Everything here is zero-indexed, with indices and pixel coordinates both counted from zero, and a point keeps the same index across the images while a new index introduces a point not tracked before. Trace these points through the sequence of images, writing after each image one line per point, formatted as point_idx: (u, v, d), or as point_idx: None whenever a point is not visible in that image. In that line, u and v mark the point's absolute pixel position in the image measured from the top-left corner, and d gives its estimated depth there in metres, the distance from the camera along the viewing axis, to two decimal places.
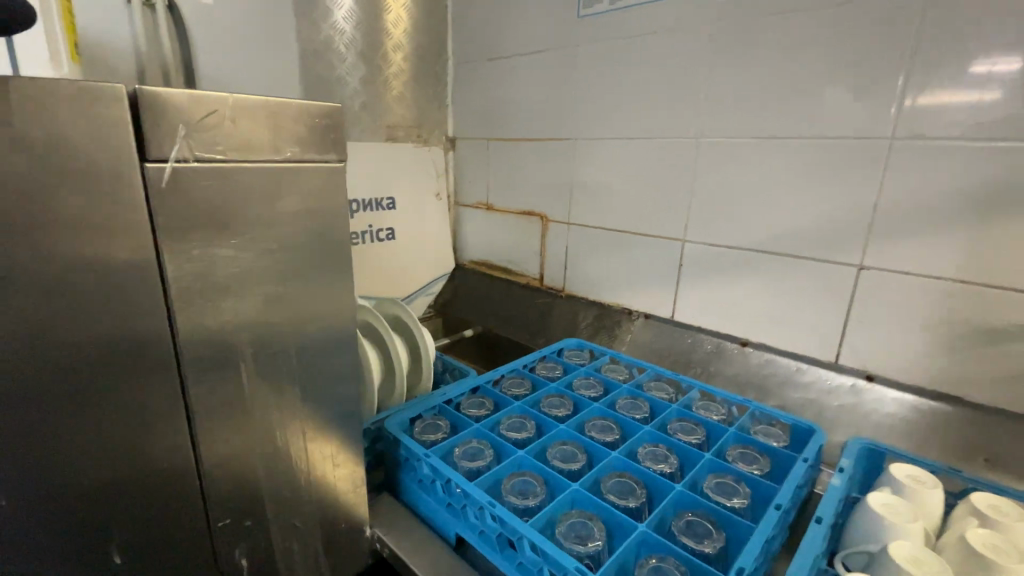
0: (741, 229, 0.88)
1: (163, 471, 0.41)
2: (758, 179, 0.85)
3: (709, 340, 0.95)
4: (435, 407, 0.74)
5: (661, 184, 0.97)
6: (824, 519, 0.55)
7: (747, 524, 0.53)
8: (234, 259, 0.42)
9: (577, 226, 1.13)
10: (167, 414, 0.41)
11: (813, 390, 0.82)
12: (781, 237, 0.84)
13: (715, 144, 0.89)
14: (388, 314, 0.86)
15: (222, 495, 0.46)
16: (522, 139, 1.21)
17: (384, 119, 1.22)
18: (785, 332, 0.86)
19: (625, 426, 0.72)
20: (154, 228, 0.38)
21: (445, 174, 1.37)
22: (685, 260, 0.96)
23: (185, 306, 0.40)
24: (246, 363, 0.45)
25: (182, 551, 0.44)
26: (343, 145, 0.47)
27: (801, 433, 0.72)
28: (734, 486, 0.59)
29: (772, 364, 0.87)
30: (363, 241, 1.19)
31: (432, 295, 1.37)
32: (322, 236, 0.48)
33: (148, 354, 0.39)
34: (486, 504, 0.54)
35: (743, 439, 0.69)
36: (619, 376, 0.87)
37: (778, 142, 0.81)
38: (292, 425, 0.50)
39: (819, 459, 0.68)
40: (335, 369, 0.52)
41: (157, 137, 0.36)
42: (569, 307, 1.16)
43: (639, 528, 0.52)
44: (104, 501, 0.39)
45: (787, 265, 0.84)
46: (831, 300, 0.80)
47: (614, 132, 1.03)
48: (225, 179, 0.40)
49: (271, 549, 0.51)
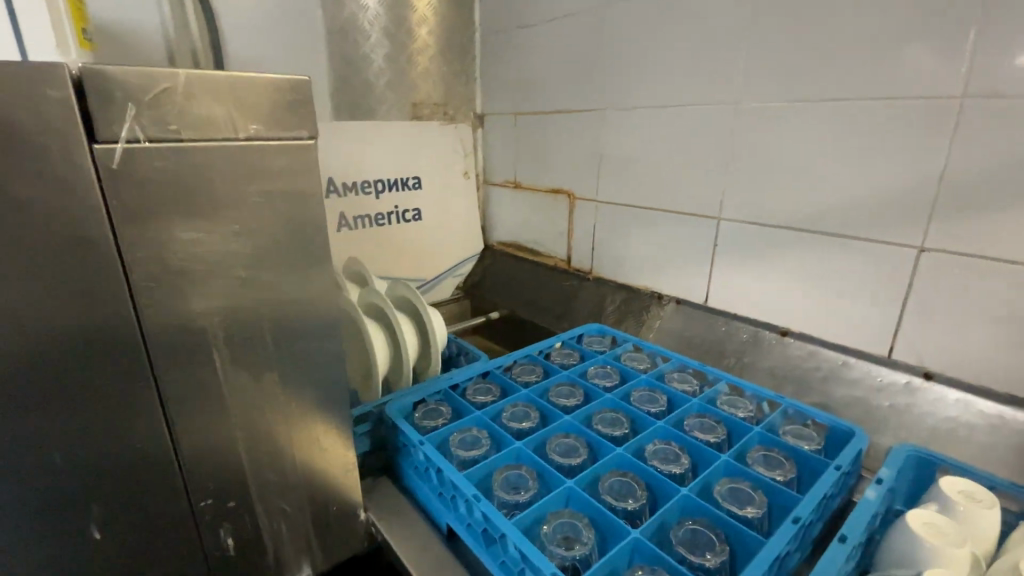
0: (782, 205, 0.79)
1: (138, 453, 0.42)
2: (804, 149, 0.75)
3: (744, 329, 0.87)
4: (439, 391, 0.72)
5: (695, 156, 0.89)
6: (848, 538, 0.48)
7: (756, 537, 0.48)
8: (199, 244, 0.41)
9: (605, 204, 1.07)
10: (138, 398, 0.41)
11: (860, 387, 0.73)
12: (828, 214, 0.74)
13: (756, 110, 0.79)
14: (400, 297, 0.85)
15: (202, 478, 0.46)
16: (550, 113, 1.15)
17: (409, 97, 1.19)
18: (830, 322, 0.77)
19: (637, 421, 0.67)
20: (110, 211, 0.37)
21: (473, 152, 1.33)
22: (720, 240, 0.88)
23: (148, 291, 0.40)
24: (219, 348, 0.45)
25: (164, 529, 0.45)
26: (313, 121, 0.45)
27: (840, 435, 0.64)
28: (749, 494, 0.54)
29: (814, 357, 0.78)
30: (390, 222, 1.18)
31: (461, 277, 1.36)
32: (296, 218, 0.46)
33: (113, 338, 0.39)
34: (472, 497, 0.52)
35: (768, 440, 0.63)
36: (640, 366, 0.81)
37: (829, 105, 0.71)
38: (275, 411, 0.50)
39: (857, 467, 0.61)
40: (319, 354, 0.51)
41: (105, 117, 0.35)
42: (597, 290, 1.10)
43: (632, 533, 0.48)
44: (80, 479, 0.40)
45: (835, 247, 0.74)
46: (886, 286, 0.70)
47: (644, 101, 0.95)
48: (182, 159, 0.39)
49: (258, 530, 0.51)
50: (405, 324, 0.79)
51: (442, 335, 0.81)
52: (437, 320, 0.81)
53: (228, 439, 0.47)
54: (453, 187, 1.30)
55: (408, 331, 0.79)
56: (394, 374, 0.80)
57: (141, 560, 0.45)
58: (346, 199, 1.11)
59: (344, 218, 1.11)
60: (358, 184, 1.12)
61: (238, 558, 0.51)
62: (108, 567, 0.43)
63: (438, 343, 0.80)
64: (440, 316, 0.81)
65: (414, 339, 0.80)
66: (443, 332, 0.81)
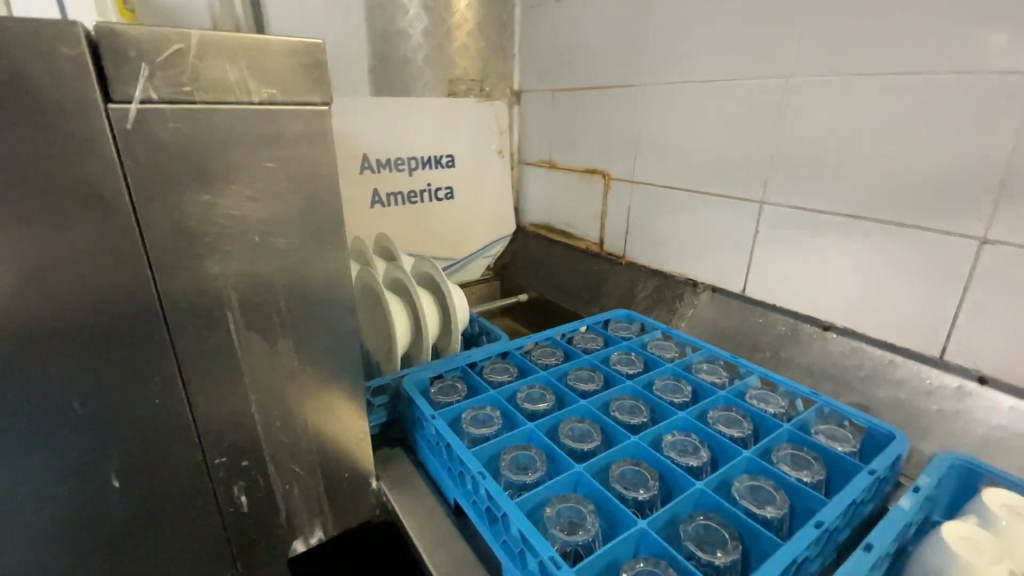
0: (831, 189, 0.73)
1: (155, 406, 0.44)
2: (859, 127, 0.68)
3: (782, 322, 0.82)
4: (457, 368, 0.72)
5: (739, 135, 0.83)
6: (875, 548, 0.45)
7: (773, 538, 0.45)
8: (213, 207, 0.42)
9: (641, 185, 1.03)
10: (155, 354, 0.43)
11: (905, 389, 0.67)
12: (881, 199, 0.68)
13: (808, 85, 0.73)
14: (424, 273, 0.85)
15: (216, 436, 0.48)
16: (589, 90, 1.11)
17: (446, 72, 1.17)
18: (877, 316, 0.71)
19: (658, 410, 0.65)
20: (125, 170, 0.38)
21: (509, 131, 1.31)
22: (762, 225, 0.82)
23: (164, 250, 0.41)
24: (232, 311, 0.46)
25: (180, 482, 0.47)
26: (327, 86, 0.44)
27: (879, 439, 0.60)
28: (770, 494, 0.51)
29: (858, 354, 0.72)
30: (422, 200, 1.18)
31: (492, 258, 1.35)
32: (308, 185, 0.46)
33: (130, 293, 0.40)
34: (477, 474, 0.51)
35: (797, 438, 0.59)
36: (666, 354, 0.78)
37: (890, 79, 0.65)
38: (288, 376, 0.51)
39: (894, 473, 0.56)
40: (332, 323, 0.52)
41: (120, 78, 0.36)
42: (628, 276, 1.06)
43: (638, 523, 0.46)
44: (100, 427, 0.42)
45: (885, 235, 0.68)
46: (943, 280, 0.64)
47: (686, 76, 0.90)
48: (195, 122, 0.40)
49: (270, 490, 0.53)
50: (427, 300, 0.79)
51: (463, 312, 0.80)
52: (459, 297, 0.81)
53: (241, 400, 0.48)
54: (487, 166, 1.28)
55: (429, 307, 0.79)
56: (415, 350, 0.80)
57: (158, 510, 0.47)
58: (380, 176, 1.11)
59: (377, 194, 1.11)
60: (392, 160, 1.12)
61: (252, 516, 0.53)
62: (127, 514, 0.45)
63: (459, 319, 0.80)
64: (462, 293, 0.81)
65: (435, 315, 0.80)
66: (464, 310, 0.81)
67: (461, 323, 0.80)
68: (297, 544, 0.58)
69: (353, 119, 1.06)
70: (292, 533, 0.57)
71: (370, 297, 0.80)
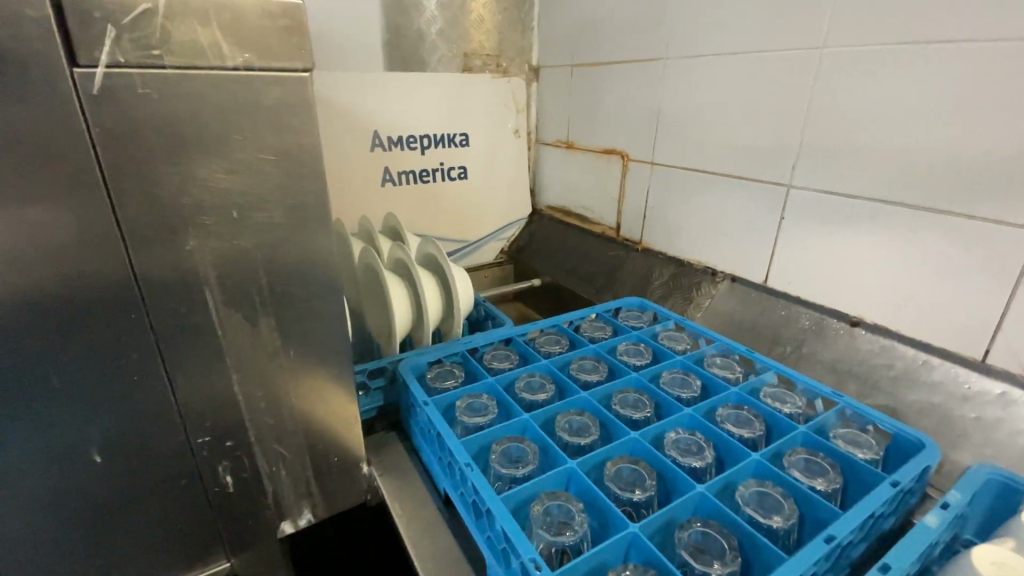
0: (867, 172, 0.66)
1: (133, 383, 0.43)
2: (901, 102, 0.62)
3: (805, 315, 0.76)
4: (456, 354, 0.70)
5: (767, 112, 0.77)
6: (892, 569, 0.41)
7: (777, 551, 0.41)
8: (187, 181, 0.41)
9: (661, 166, 0.97)
10: (133, 331, 0.42)
11: (939, 393, 0.62)
12: (923, 184, 0.61)
13: (847, 56, 0.66)
14: (428, 255, 0.83)
15: (199, 415, 0.47)
16: (609, 64, 1.05)
17: (461, 47, 1.13)
18: (912, 313, 0.65)
19: (663, 405, 0.61)
20: (93, 136, 0.37)
21: (526, 109, 1.27)
22: (789, 211, 0.76)
23: (137, 224, 0.40)
24: (211, 289, 0.44)
25: (163, 460, 0.46)
26: (308, 51, 0.42)
27: (906, 446, 0.55)
28: (779, 501, 0.47)
29: (888, 353, 0.67)
30: (434, 179, 1.15)
31: (506, 240, 1.32)
32: (291, 158, 0.44)
33: (102, 267, 0.39)
34: (464, 465, 0.49)
35: (813, 442, 0.55)
36: (678, 346, 0.74)
37: (939, 49, 0.58)
38: (273, 358, 0.49)
39: (920, 485, 0.52)
40: (319, 303, 0.50)
41: (85, 40, 0.34)
42: (644, 262, 1.02)
43: (629, 527, 0.43)
44: (77, 403, 0.41)
45: (926, 224, 0.62)
46: (989, 274, 0.58)
47: (711, 48, 0.84)
48: (167, 89, 0.38)
49: (256, 471, 0.53)
50: (429, 283, 0.77)
51: (465, 297, 0.78)
52: (462, 281, 0.79)
53: (224, 380, 0.47)
54: (502, 145, 1.24)
55: (431, 290, 0.77)
56: (417, 333, 0.79)
57: (142, 487, 0.46)
58: (391, 154, 1.09)
59: (388, 173, 1.09)
60: (404, 138, 1.10)
61: (238, 496, 0.52)
62: (110, 491, 0.45)
63: (461, 304, 0.77)
64: (465, 277, 0.78)
65: (438, 299, 0.78)
66: (467, 294, 0.78)
67: (464, 308, 0.78)
68: (286, 525, 0.57)
69: (364, 94, 1.03)
70: (280, 513, 0.56)
71: (371, 278, 0.78)
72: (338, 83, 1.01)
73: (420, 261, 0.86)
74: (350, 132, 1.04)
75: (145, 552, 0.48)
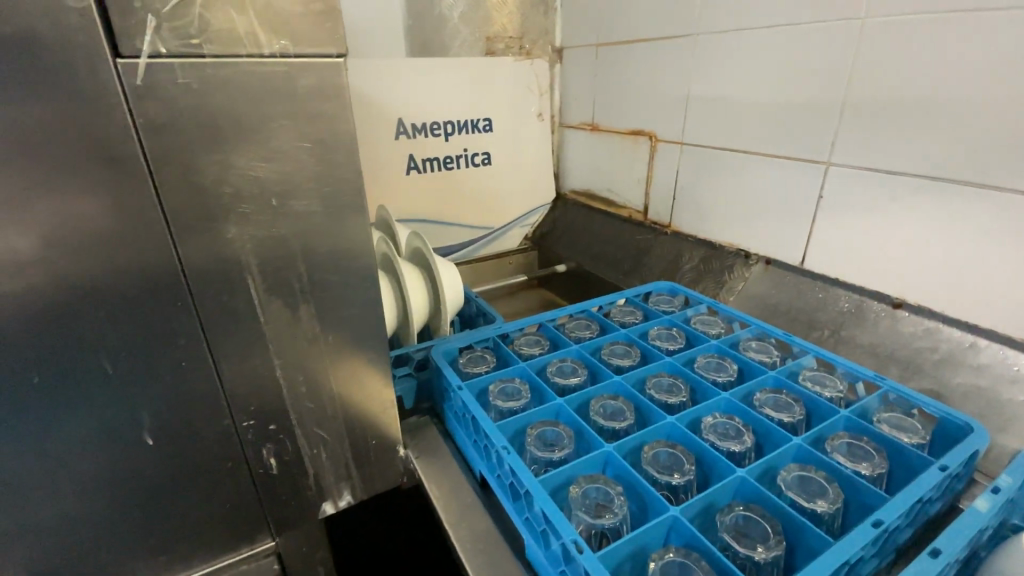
0: (912, 148, 0.63)
1: (181, 367, 0.44)
2: (950, 72, 0.59)
3: (844, 298, 0.74)
4: (488, 340, 0.70)
5: (803, 87, 0.74)
6: (942, 553, 0.40)
7: (822, 535, 0.40)
8: (226, 166, 0.41)
9: (690, 146, 0.95)
10: (180, 318, 0.43)
11: (987, 375, 0.59)
12: (972, 158, 0.58)
13: (890, 25, 0.63)
14: (415, 249, 0.83)
15: (243, 400, 0.49)
16: (636, 42, 1.02)
17: (484, 30, 1.11)
18: (960, 294, 0.63)
19: (698, 390, 0.61)
20: (137, 128, 0.37)
21: (549, 92, 1.24)
22: (828, 189, 0.73)
23: (180, 213, 0.40)
24: (252, 276, 0.45)
25: (211, 443, 0.48)
26: (342, 36, 0.42)
27: (953, 431, 0.53)
28: (823, 486, 0.46)
29: (932, 335, 0.65)
30: (458, 165, 1.15)
31: (529, 227, 1.31)
32: (326, 146, 0.44)
33: (149, 255, 0.40)
34: (501, 448, 0.49)
35: (856, 427, 0.53)
36: (711, 330, 0.73)
37: (991, 15, 0.55)
38: (311, 344, 0.50)
39: (969, 470, 0.50)
40: (352, 289, 0.51)
41: (127, 31, 0.35)
42: (674, 245, 1.00)
43: (670, 510, 0.43)
44: (129, 387, 0.42)
45: (977, 200, 0.59)
46: None
47: (742, 22, 0.81)
48: (205, 78, 0.38)
49: (298, 453, 0.54)
50: (415, 279, 0.77)
51: (453, 293, 0.78)
52: (449, 277, 0.79)
53: (264, 365, 0.48)
54: (526, 130, 1.23)
55: (417, 284, 0.77)
56: (402, 331, 0.78)
57: (192, 469, 0.48)
58: (416, 141, 1.08)
59: (413, 160, 1.09)
60: (428, 125, 1.09)
61: (281, 478, 0.54)
62: (163, 471, 0.46)
63: (448, 301, 0.78)
64: (452, 273, 0.79)
65: (425, 295, 0.78)
66: (454, 290, 0.79)
67: (451, 305, 0.78)
68: (326, 507, 0.59)
69: (389, 81, 1.03)
70: (320, 495, 0.58)
71: None
72: (363, 72, 1.00)
73: (408, 257, 0.86)
74: (375, 120, 1.04)
75: (196, 531, 0.50)
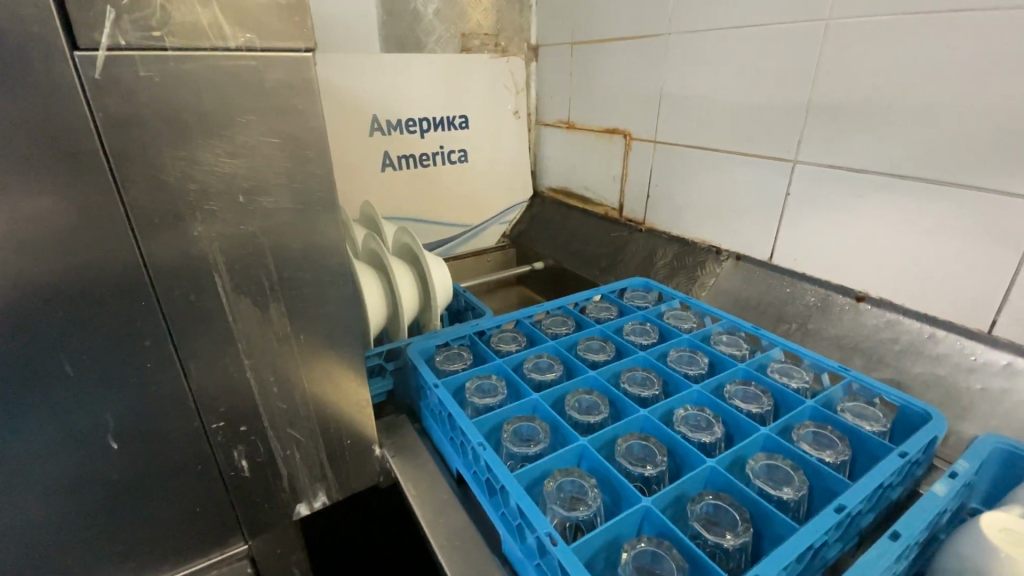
0: (874, 147, 0.66)
1: (147, 369, 0.43)
2: (911, 72, 0.61)
3: (811, 292, 0.76)
4: (464, 337, 0.70)
5: (771, 87, 0.76)
6: (901, 536, 0.42)
7: (788, 521, 0.42)
8: (192, 161, 0.40)
9: (664, 145, 0.96)
10: (144, 318, 0.42)
11: (945, 364, 0.62)
12: (928, 157, 0.61)
13: (853, 27, 0.65)
14: (403, 245, 0.83)
15: (212, 401, 0.47)
16: (609, 41, 1.04)
17: (459, 27, 1.11)
18: (919, 287, 0.65)
19: (671, 383, 0.62)
20: (96, 122, 0.36)
21: (525, 90, 1.25)
22: (795, 187, 0.76)
23: (142, 210, 0.39)
24: (220, 275, 0.44)
25: (179, 445, 0.47)
26: (310, 30, 0.41)
27: (912, 418, 0.55)
28: (789, 474, 0.47)
29: (893, 328, 0.68)
30: (435, 162, 1.14)
31: (507, 224, 1.32)
32: (296, 141, 0.44)
33: (111, 254, 0.39)
34: (477, 445, 0.49)
35: (821, 416, 0.55)
36: (684, 325, 0.74)
37: (945, 19, 0.57)
38: (282, 343, 0.50)
39: (929, 455, 0.52)
40: (324, 287, 0.50)
41: (85, 22, 0.34)
42: (647, 243, 1.02)
43: (642, 502, 0.44)
44: (92, 389, 0.41)
45: (934, 197, 0.61)
46: (996, 247, 0.58)
47: (712, 22, 0.83)
48: (169, 72, 0.37)
49: (270, 454, 0.53)
50: (406, 276, 0.77)
51: (442, 289, 0.78)
52: (439, 273, 0.78)
53: (236, 366, 0.48)
54: (503, 128, 1.23)
55: (406, 281, 0.76)
56: (392, 327, 0.77)
57: (160, 473, 0.47)
58: (391, 138, 1.07)
59: (388, 157, 1.08)
60: (403, 122, 1.08)
61: (253, 481, 0.53)
62: (129, 476, 0.45)
63: (438, 296, 0.77)
64: (442, 268, 0.78)
65: (414, 291, 0.77)
66: (444, 286, 0.78)
67: (441, 301, 0.78)
68: (301, 508, 0.58)
69: (363, 77, 1.02)
70: (294, 497, 0.57)
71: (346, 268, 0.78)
72: (338, 67, 0.99)
73: (395, 253, 0.85)
74: (350, 116, 1.02)
75: (163, 537, 0.49)
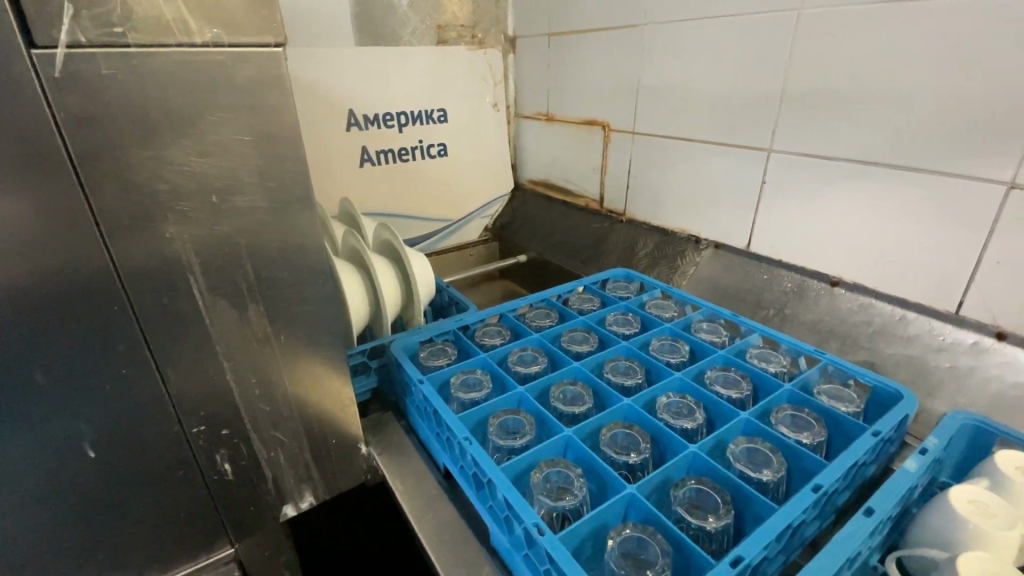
0: (846, 135, 0.67)
1: (122, 374, 0.42)
2: (878, 61, 0.62)
3: (788, 278, 0.78)
4: (448, 332, 0.70)
5: (745, 77, 0.77)
6: (875, 512, 0.43)
7: (768, 502, 0.43)
8: (162, 160, 0.39)
9: (643, 135, 0.97)
10: (117, 322, 0.41)
11: (915, 345, 0.64)
12: (897, 144, 0.63)
13: (823, 17, 0.66)
14: (384, 241, 0.82)
15: (192, 405, 0.47)
16: (587, 32, 1.04)
17: (434, 18, 1.09)
18: (891, 271, 0.67)
19: (653, 371, 0.63)
20: (58, 122, 0.35)
21: (504, 83, 1.24)
22: (770, 175, 0.77)
23: (110, 212, 0.38)
24: (195, 277, 0.43)
25: (159, 450, 0.46)
26: (280, 24, 0.40)
27: (885, 398, 0.57)
28: (768, 456, 0.49)
29: (867, 311, 0.69)
30: (414, 157, 1.13)
31: (489, 218, 1.31)
32: (269, 139, 0.43)
33: (80, 258, 0.38)
34: (463, 439, 0.50)
35: (798, 399, 0.57)
36: (665, 314, 0.75)
37: (911, 8, 0.58)
38: (262, 344, 0.49)
39: (901, 433, 0.54)
40: (303, 286, 0.50)
41: (42, 18, 0.33)
42: (629, 233, 1.03)
43: (627, 489, 0.44)
44: (65, 397, 0.40)
45: (903, 183, 0.63)
46: (962, 231, 0.60)
47: (687, 12, 0.83)
48: (134, 69, 0.36)
49: (254, 456, 0.53)
50: (387, 272, 0.76)
51: (424, 283, 0.77)
52: (421, 268, 0.78)
53: (215, 369, 0.47)
54: (483, 121, 1.22)
55: (388, 277, 0.76)
56: (375, 324, 0.77)
57: (140, 479, 0.46)
58: (369, 133, 1.06)
59: (366, 152, 1.07)
60: (381, 116, 1.07)
61: (237, 484, 0.53)
62: (108, 484, 0.44)
63: (421, 291, 0.77)
64: (424, 263, 0.78)
65: (396, 287, 0.77)
66: (427, 281, 0.78)
67: (424, 296, 0.78)
68: (288, 509, 0.58)
69: (338, 70, 1.00)
70: (281, 498, 0.57)
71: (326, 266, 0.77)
72: (312, 61, 0.97)
73: (376, 249, 0.85)
74: (327, 111, 1.01)
75: (146, 543, 0.48)
